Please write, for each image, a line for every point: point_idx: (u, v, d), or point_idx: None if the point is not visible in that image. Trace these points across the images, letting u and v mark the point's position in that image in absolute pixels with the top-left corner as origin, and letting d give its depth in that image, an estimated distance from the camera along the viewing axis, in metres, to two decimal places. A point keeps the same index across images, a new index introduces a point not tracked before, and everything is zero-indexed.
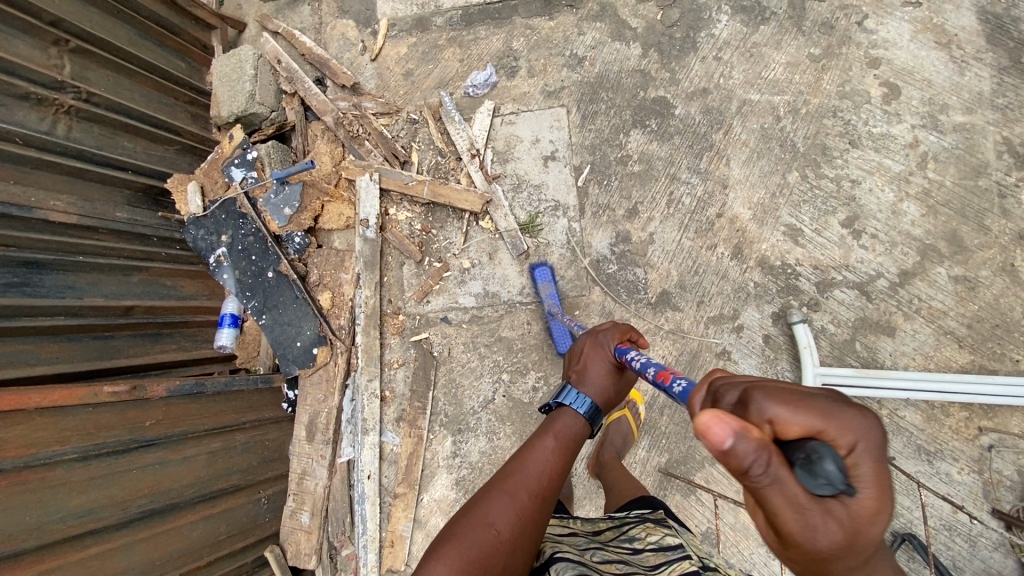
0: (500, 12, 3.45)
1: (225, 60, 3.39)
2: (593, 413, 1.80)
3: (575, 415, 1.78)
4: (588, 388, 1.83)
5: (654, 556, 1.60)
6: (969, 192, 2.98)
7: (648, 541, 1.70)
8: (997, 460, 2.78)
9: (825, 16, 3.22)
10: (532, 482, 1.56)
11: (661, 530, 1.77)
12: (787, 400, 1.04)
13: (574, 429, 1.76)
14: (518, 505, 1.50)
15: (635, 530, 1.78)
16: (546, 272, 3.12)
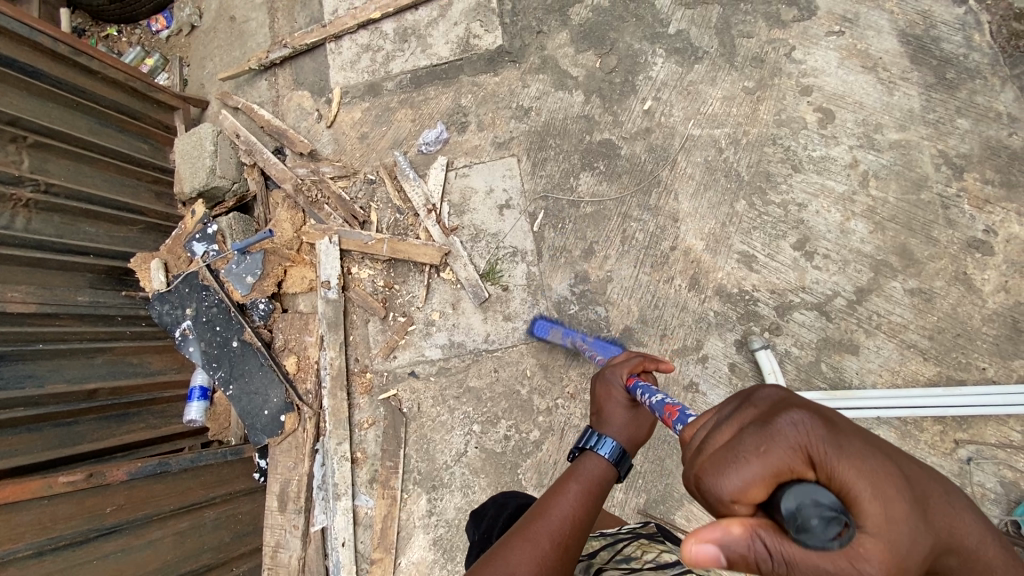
0: (447, 72, 3.59)
1: (185, 138, 3.51)
2: (619, 456, 1.72)
3: (600, 460, 1.71)
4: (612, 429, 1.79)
5: (655, 572, 1.49)
6: (913, 206, 3.05)
7: (644, 560, 1.57)
8: (977, 473, 2.73)
9: (755, 51, 3.36)
10: (554, 529, 1.52)
11: (656, 546, 1.66)
12: (740, 458, 0.94)
13: (598, 475, 1.70)
14: (540, 553, 1.46)
15: (629, 549, 1.66)
16: (543, 322, 3.10)
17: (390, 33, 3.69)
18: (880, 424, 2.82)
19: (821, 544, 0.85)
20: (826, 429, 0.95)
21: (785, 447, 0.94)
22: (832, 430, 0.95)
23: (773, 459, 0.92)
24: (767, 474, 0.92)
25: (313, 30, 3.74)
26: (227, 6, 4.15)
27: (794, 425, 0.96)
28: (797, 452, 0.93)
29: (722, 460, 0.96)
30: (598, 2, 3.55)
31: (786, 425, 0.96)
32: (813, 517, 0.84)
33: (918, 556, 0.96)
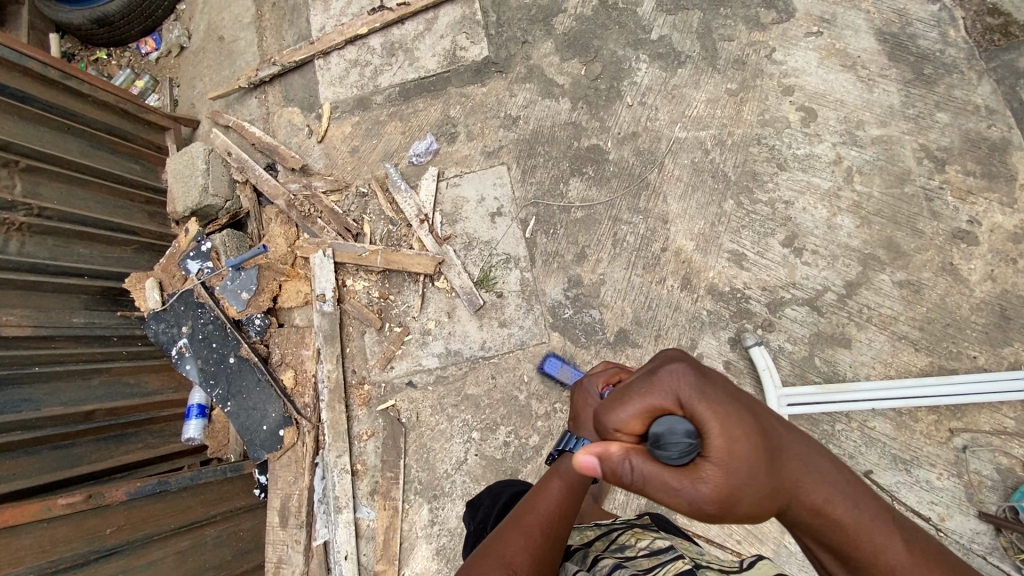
0: (435, 84, 3.64)
1: (177, 157, 3.54)
2: None
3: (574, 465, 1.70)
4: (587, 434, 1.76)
5: (648, 560, 1.49)
6: (897, 199, 3.10)
7: (638, 547, 1.59)
8: (974, 461, 2.75)
9: (736, 53, 3.43)
10: (542, 519, 1.57)
11: (649, 533, 1.67)
12: (628, 396, 1.25)
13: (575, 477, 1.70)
14: (533, 540, 1.50)
15: (623, 537, 1.68)
16: (554, 359, 3.06)
17: (378, 48, 3.74)
18: (875, 416, 2.85)
19: (672, 456, 1.15)
20: (696, 379, 1.23)
21: (662, 388, 1.23)
22: (701, 380, 1.23)
23: (651, 397, 1.22)
24: (644, 407, 1.23)
25: (301, 47, 3.79)
26: (215, 27, 4.20)
27: (674, 374, 1.24)
28: (670, 394, 1.22)
29: (617, 397, 1.26)
30: (581, 11, 3.62)
31: (666, 375, 1.24)
32: (671, 440, 1.15)
33: (759, 490, 1.20)
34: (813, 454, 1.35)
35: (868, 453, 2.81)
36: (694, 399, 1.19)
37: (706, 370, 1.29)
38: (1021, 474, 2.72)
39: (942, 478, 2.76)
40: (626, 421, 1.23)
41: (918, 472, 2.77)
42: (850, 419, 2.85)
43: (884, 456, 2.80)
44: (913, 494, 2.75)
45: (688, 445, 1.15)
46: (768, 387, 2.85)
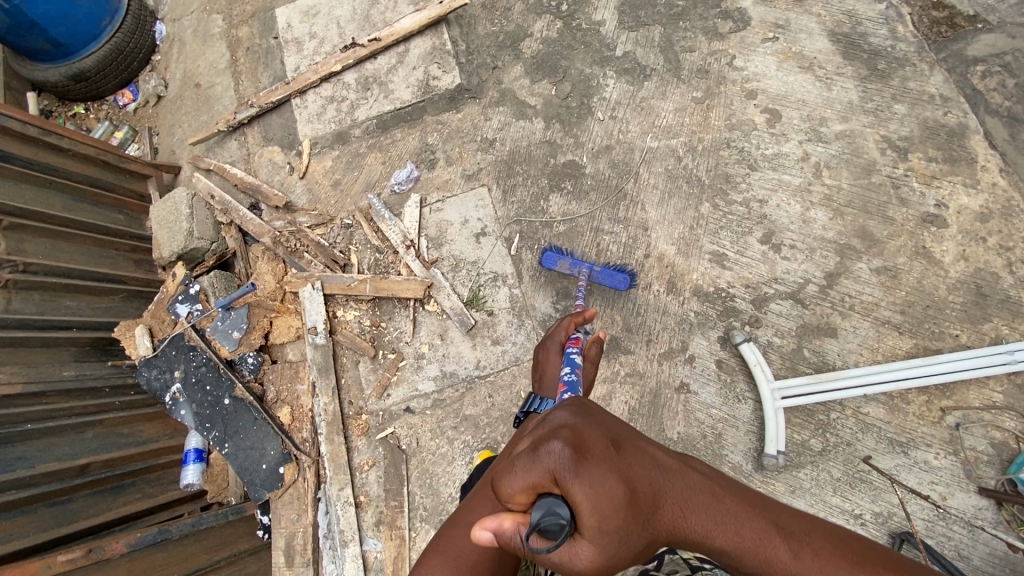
0: (411, 114, 3.73)
1: (161, 205, 3.58)
2: None
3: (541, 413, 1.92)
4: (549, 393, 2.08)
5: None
6: (866, 190, 3.21)
7: None
8: (968, 438, 2.80)
9: (699, 63, 3.56)
10: None
11: None
12: (508, 471, 1.06)
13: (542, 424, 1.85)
14: None
15: None
16: (546, 253, 3.23)
17: (353, 83, 3.83)
18: (868, 401, 2.89)
19: (553, 540, 1.00)
20: (574, 451, 1.04)
21: (536, 463, 1.04)
22: (579, 452, 1.04)
23: (527, 480, 1.03)
24: (525, 487, 1.04)
25: (277, 88, 3.87)
26: (192, 74, 4.28)
27: (546, 457, 1.04)
28: (547, 473, 1.02)
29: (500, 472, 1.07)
30: (547, 34, 3.75)
31: (544, 450, 1.05)
32: (548, 525, 0.99)
33: (634, 551, 1.09)
34: (697, 491, 1.16)
35: (865, 439, 2.85)
36: (571, 481, 1.01)
37: (589, 438, 1.10)
38: (1015, 447, 2.76)
39: (940, 458, 2.79)
40: (509, 498, 1.06)
41: (915, 454, 2.81)
42: (844, 407, 2.90)
43: (881, 441, 2.84)
44: (913, 475, 2.79)
45: (566, 527, 0.99)
46: (761, 381, 2.90)
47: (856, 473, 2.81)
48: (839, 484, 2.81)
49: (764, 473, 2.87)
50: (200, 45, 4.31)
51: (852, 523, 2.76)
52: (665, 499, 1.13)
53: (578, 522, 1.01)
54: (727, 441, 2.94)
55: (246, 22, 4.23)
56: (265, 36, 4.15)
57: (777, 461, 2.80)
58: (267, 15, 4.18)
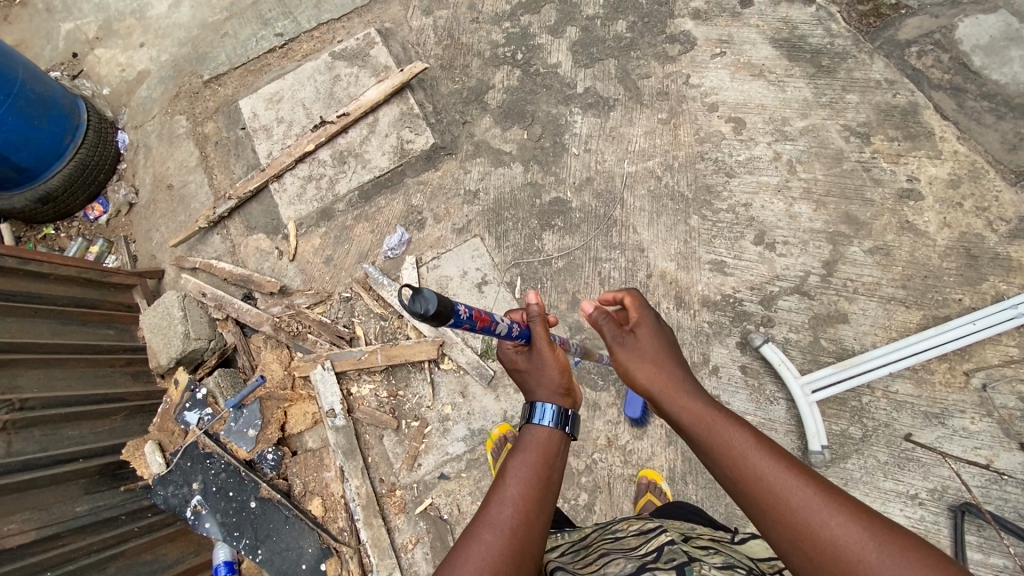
0: (391, 180, 3.77)
1: (151, 312, 3.47)
2: (560, 418, 1.73)
3: (545, 429, 1.72)
4: (542, 390, 1.80)
5: (636, 539, 1.79)
6: (841, 177, 3.34)
7: (629, 530, 1.90)
8: (997, 396, 2.84)
9: (657, 87, 3.72)
10: (529, 479, 1.59)
11: (641, 521, 1.97)
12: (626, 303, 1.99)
13: (548, 445, 1.70)
14: (524, 498, 1.55)
15: (620, 526, 1.98)
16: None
17: (328, 159, 3.87)
18: (894, 379, 2.93)
19: (421, 310, 1.47)
20: (661, 324, 1.90)
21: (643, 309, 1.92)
22: (663, 325, 1.89)
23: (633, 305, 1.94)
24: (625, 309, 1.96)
25: (253, 176, 3.89)
26: (162, 177, 4.26)
27: (642, 309, 1.91)
28: (644, 314, 1.90)
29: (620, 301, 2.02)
30: (508, 84, 3.89)
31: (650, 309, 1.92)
32: (419, 304, 1.46)
33: (649, 374, 1.74)
34: (697, 394, 1.68)
35: (901, 416, 2.87)
36: (652, 322, 1.87)
37: (670, 333, 1.90)
38: None
39: (976, 422, 2.82)
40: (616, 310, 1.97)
41: (952, 423, 2.83)
42: (872, 389, 2.92)
43: (916, 416, 2.86)
44: (955, 444, 2.80)
45: (429, 308, 1.46)
46: (789, 378, 2.91)
47: (901, 453, 2.82)
48: (888, 467, 2.81)
49: (814, 470, 2.85)
50: (166, 147, 4.31)
51: (912, 505, 2.75)
52: (676, 374, 1.74)
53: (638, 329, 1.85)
54: None
55: (210, 119, 4.27)
56: (232, 128, 4.18)
57: (824, 457, 2.78)
58: (231, 108, 4.23)
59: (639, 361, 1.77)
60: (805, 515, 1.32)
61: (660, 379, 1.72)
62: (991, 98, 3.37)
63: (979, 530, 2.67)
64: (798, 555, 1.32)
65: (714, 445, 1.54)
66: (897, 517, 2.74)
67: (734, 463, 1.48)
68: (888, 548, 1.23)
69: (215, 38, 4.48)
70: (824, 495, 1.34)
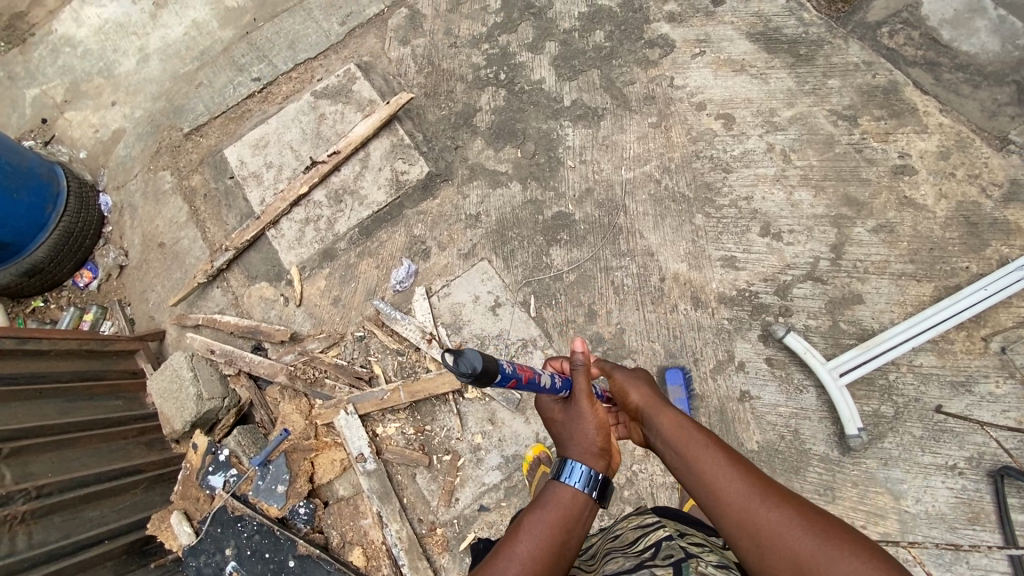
0: (390, 212, 3.73)
1: (161, 376, 3.37)
2: (590, 481, 1.57)
3: (571, 491, 1.56)
4: (576, 448, 1.67)
5: (635, 537, 1.70)
6: (835, 161, 3.40)
7: (629, 526, 1.83)
8: (1018, 358, 2.89)
9: (643, 92, 3.76)
10: (542, 538, 1.47)
11: (642, 517, 1.88)
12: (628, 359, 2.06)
13: (570, 508, 1.55)
14: (534, 557, 1.42)
15: (622, 524, 1.91)
16: (681, 376, 3.04)
17: (323, 199, 3.82)
18: (917, 353, 2.96)
19: (467, 369, 1.37)
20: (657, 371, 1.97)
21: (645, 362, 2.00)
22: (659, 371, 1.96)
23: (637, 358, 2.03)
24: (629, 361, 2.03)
25: (248, 225, 3.80)
26: (152, 234, 4.16)
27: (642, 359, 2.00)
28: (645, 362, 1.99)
29: None
30: (495, 104, 3.89)
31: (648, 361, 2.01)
32: (465, 362, 1.37)
33: (640, 395, 1.77)
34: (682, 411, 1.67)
35: (928, 389, 2.90)
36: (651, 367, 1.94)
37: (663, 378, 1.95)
38: None
39: (1002, 386, 2.86)
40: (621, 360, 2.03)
41: (979, 389, 2.87)
42: (897, 365, 2.95)
43: (943, 386, 2.89)
44: (985, 410, 2.83)
45: (475, 367, 1.37)
46: (816, 365, 2.91)
47: (935, 426, 2.84)
48: (924, 441, 2.82)
49: (853, 454, 2.86)
50: (153, 205, 4.21)
51: (953, 476, 2.76)
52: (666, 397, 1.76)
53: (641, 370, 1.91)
54: (805, 435, 2.93)
55: (196, 171, 4.20)
56: (220, 179, 4.12)
57: (862, 440, 2.77)
58: (216, 158, 4.16)
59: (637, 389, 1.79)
60: (752, 509, 1.35)
61: (651, 400, 1.74)
62: (966, 69, 3.46)
63: (1020, 493, 2.71)
64: (750, 552, 1.32)
65: (679, 449, 1.56)
66: (941, 491, 2.75)
67: (694, 463, 1.50)
68: (836, 552, 1.21)
69: (191, 89, 4.41)
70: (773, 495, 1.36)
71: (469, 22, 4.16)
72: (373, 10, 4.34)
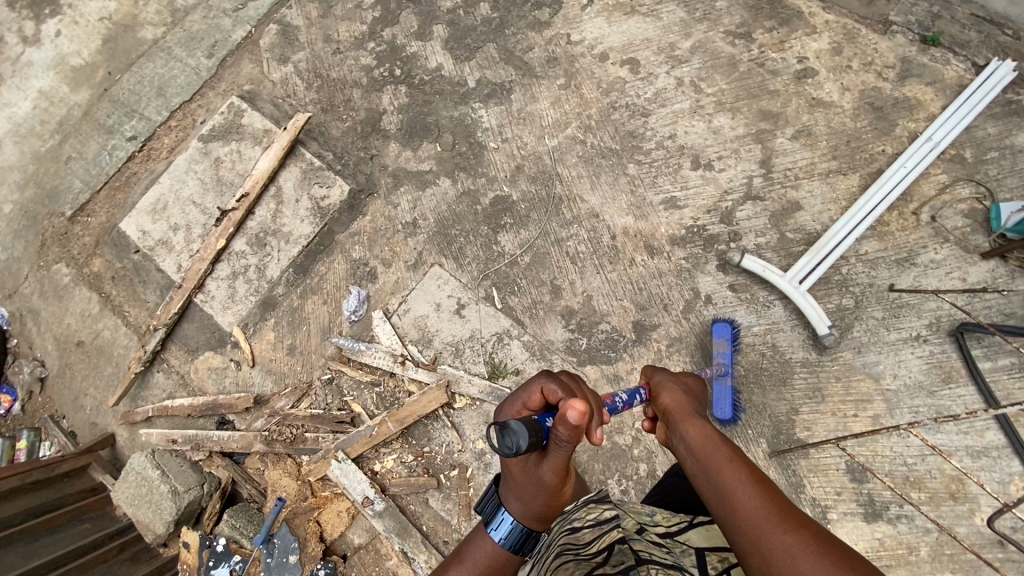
0: (322, 242, 3.51)
1: (124, 484, 3.12)
2: (516, 536, 1.63)
3: (493, 543, 1.66)
4: (518, 498, 1.59)
5: (591, 533, 1.35)
6: (742, 80, 3.46)
7: (586, 516, 1.44)
8: (946, 222, 3.09)
9: (544, 55, 3.67)
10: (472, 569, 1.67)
11: (603, 501, 1.48)
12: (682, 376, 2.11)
13: (496, 553, 1.66)
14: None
15: (580, 510, 1.50)
16: (729, 329, 2.96)
17: (246, 247, 3.54)
18: (860, 242, 3.11)
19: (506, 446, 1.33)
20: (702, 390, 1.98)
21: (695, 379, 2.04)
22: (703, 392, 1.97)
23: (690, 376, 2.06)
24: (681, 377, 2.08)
25: (171, 297, 3.47)
26: (64, 335, 3.72)
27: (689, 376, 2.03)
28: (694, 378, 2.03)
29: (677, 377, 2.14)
30: (399, 103, 3.70)
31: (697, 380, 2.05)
32: (508, 439, 1.33)
33: (672, 399, 1.81)
34: (713, 426, 1.61)
35: (878, 272, 3.06)
36: (696, 384, 1.98)
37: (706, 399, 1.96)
38: (982, 206, 3.09)
39: (940, 251, 3.06)
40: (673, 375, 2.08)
41: (921, 260, 3.06)
42: (846, 258, 3.10)
43: (890, 266, 3.06)
44: (931, 277, 3.03)
45: (514, 449, 1.32)
46: (776, 280, 3.00)
47: (893, 305, 3.01)
48: (886, 321, 3.00)
49: (829, 352, 3.00)
50: (56, 304, 3.75)
51: (919, 345, 2.95)
52: (698, 409, 1.75)
53: (687, 382, 1.95)
54: (784, 346, 3.03)
55: (94, 254, 3.78)
56: (124, 256, 3.73)
57: (834, 337, 2.89)
58: (113, 235, 3.76)
59: (671, 395, 1.83)
60: (758, 518, 1.23)
61: (682, 407, 1.75)
62: None
63: (979, 342, 2.93)
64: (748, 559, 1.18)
65: (701, 452, 1.50)
66: (912, 361, 2.94)
67: (715, 466, 1.43)
68: None
69: (60, 166, 3.93)
70: (786, 513, 1.22)
71: (346, 23, 3.89)
72: (239, 34, 3.98)
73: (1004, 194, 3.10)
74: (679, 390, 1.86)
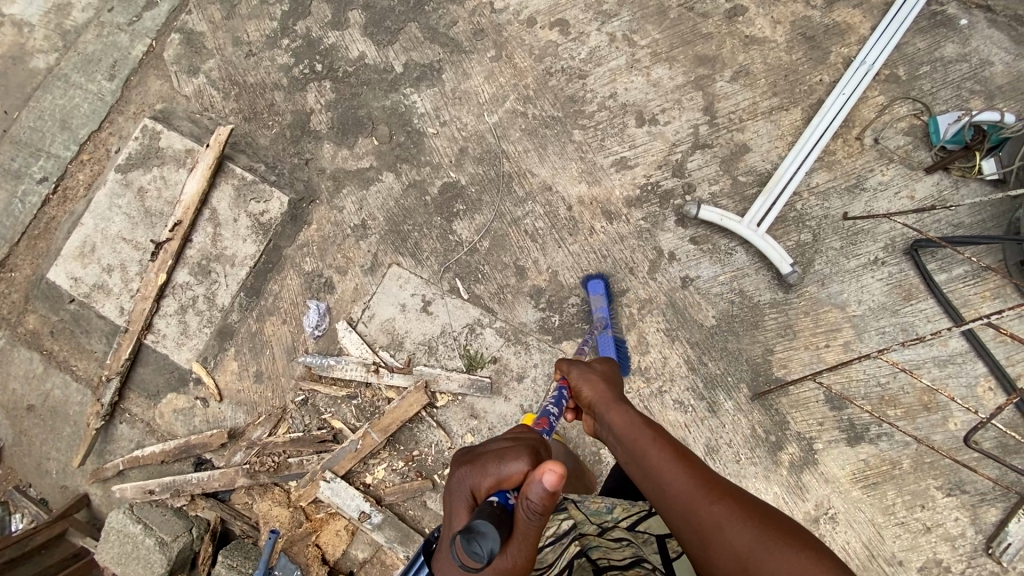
0: (271, 260, 3.33)
1: (106, 544, 2.98)
2: None
3: None
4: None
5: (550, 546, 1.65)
6: (674, 27, 3.37)
7: None
8: (889, 143, 3.13)
9: (470, 28, 3.50)
10: None
11: None
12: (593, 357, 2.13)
13: None
14: None
15: None
16: (602, 285, 3.06)
17: (190, 278, 3.33)
18: (810, 175, 3.13)
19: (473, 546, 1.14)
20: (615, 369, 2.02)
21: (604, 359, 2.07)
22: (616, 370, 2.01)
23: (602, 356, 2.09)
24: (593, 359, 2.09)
25: (119, 343, 3.25)
26: (9, 402, 3.47)
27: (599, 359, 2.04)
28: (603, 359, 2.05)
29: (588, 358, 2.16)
30: (325, 100, 3.48)
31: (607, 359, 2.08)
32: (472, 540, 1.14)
33: (592, 394, 1.82)
34: (635, 411, 1.71)
35: (831, 202, 3.09)
36: (607, 365, 2.00)
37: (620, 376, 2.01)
38: (921, 121, 3.13)
39: (887, 173, 3.10)
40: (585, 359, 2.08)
41: (870, 184, 3.10)
42: (799, 193, 3.11)
43: (842, 194, 3.10)
44: (881, 200, 3.08)
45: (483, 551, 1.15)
46: (735, 226, 2.99)
47: (850, 232, 3.05)
48: (844, 249, 3.04)
49: (795, 288, 3.03)
50: None
51: (878, 268, 3.01)
52: (620, 396, 1.81)
53: (601, 368, 1.95)
54: (751, 290, 3.05)
55: (26, 311, 3.51)
56: (60, 308, 3.47)
57: (797, 274, 2.91)
58: (43, 287, 3.49)
59: (593, 390, 1.83)
60: (698, 507, 1.40)
61: (606, 400, 1.78)
62: None
63: (933, 256, 3.00)
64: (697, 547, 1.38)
65: (630, 443, 1.61)
66: (873, 285, 3.00)
67: (646, 455, 1.55)
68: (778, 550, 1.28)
69: None
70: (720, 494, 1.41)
71: (254, 21, 3.62)
72: (138, 49, 3.66)
73: (940, 107, 3.14)
74: (597, 381, 1.86)
